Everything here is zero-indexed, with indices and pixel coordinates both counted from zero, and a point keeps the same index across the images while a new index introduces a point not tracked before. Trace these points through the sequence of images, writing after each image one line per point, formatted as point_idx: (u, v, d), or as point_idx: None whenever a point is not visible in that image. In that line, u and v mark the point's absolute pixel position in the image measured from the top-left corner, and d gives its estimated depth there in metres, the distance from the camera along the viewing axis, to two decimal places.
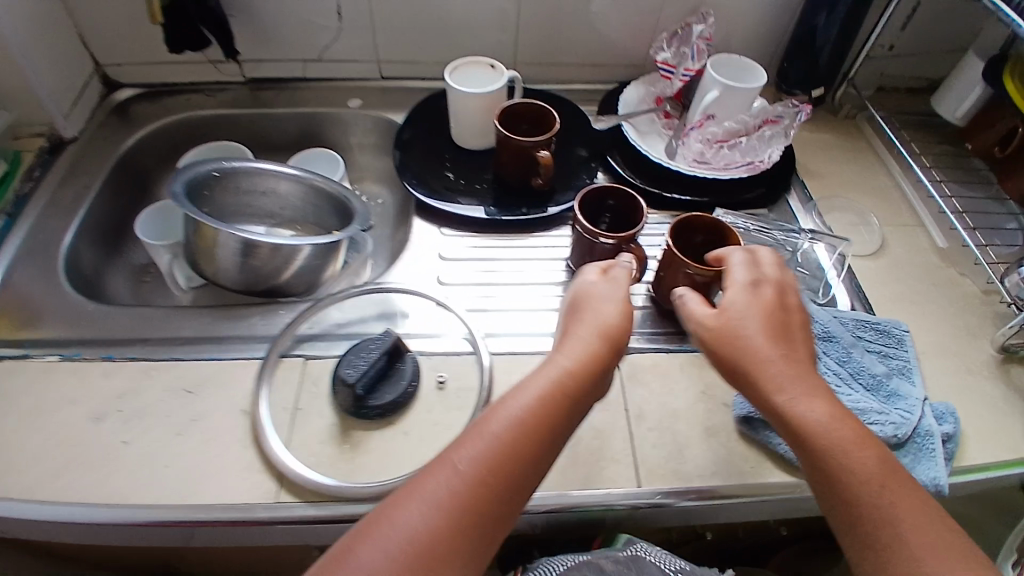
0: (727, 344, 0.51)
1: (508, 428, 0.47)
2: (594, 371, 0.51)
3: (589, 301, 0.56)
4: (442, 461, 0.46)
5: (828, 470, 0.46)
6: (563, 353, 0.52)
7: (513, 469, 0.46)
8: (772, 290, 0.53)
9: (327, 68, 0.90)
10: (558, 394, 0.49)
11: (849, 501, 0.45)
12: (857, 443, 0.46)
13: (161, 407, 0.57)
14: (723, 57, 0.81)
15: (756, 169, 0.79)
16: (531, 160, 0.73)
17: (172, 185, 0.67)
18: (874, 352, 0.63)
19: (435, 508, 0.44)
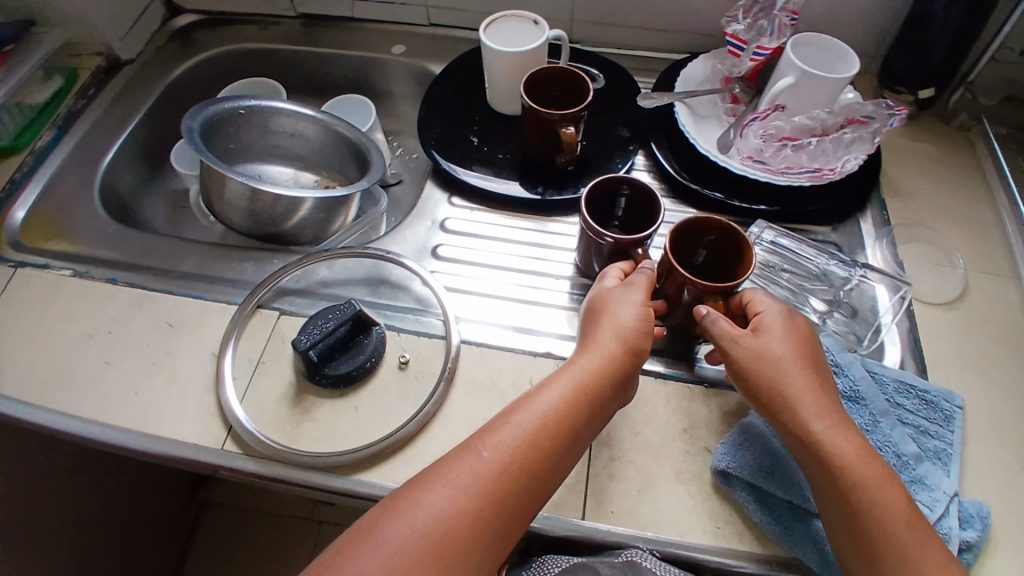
0: (765, 368, 0.48)
1: (542, 423, 0.46)
2: (615, 376, 0.49)
3: (609, 307, 0.52)
4: (468, 451, 0.45)
5: (857, 509, 0.44)
6: (593, 355, 0.50)
7: (540, 464, 0.45)
8: (800, 320, 0.52)
9: (375, 9, 0.86)
10: (588, 395, 0.48)
11: (873, 546, 0.43)
12: (884, 483, 0.45)
13: (142, 337, 0.58)
14: (813, 36, 0.67)
15: (822, 178, 0.67)
16: (555, 136, 0.66)
17: (189, 118, 0.67)
18: (909, 426, 0.55)
19: (465, 495, 0.43)
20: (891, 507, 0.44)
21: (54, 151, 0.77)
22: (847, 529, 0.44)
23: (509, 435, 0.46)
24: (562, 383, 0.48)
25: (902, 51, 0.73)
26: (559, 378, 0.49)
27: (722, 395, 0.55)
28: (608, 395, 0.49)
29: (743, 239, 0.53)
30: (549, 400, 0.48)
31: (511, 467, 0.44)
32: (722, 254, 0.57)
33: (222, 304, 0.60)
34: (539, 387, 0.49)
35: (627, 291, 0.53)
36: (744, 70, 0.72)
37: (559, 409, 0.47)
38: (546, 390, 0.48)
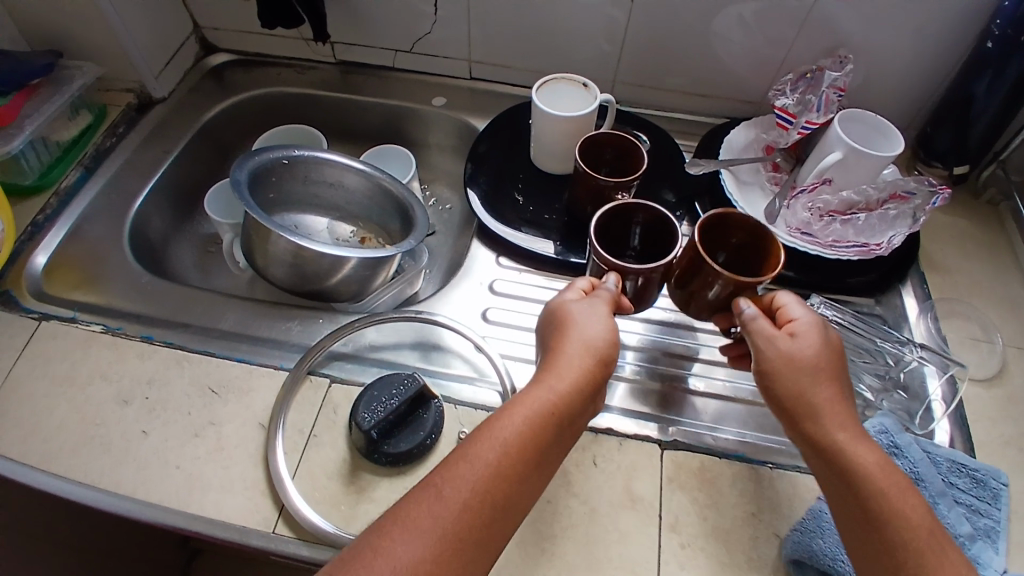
0: (784, 381, 0.47)
1: (507, 450, 0.42)
2: (576, 396, 0.46)
3: (574, 318, 0.49)
4: (431, 493, 0.41)
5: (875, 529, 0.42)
6: (553, 375, 0.46)
7: (506, 493, 0.42)
8: (831, 334, 0.49)
9: (418, 60, 0.86)
10: (557, 414, 0.45)
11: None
12: (898, 500, 0.42)
13: (183, 403, 0.56)
14: (859, 112, 0.68)
15: (869, 254, 0.67)
16: (608, 202, 0.66)
17: (235, 169, 0.65)
18: (963, 506, 0.55)
19: (432, 540, 0.39)
20: (909, 528, 0.41)
21: (83, 190, 0.74)
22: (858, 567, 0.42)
23: (471, 472, 0.41)
24: (523, 406, 0.44)
25: (941, 128, 0.76)
26: (516, 405, 0.44)
27: (785, 477, 0.55)
28: (574, 412, 0.46)
29: (770, 237, 0.52)
30: (509, 427, 0.43)
31: (475, 503, 0.40)
32: (745, 257, 0.56)
33: (270, 369, 0.57)
34: (498, 412, 0.44)
35: (591, 305, 0.49)
36: (790, 142, 0.73)
37: (519, 435, 0.43)
38: (504, 416, 0.44)
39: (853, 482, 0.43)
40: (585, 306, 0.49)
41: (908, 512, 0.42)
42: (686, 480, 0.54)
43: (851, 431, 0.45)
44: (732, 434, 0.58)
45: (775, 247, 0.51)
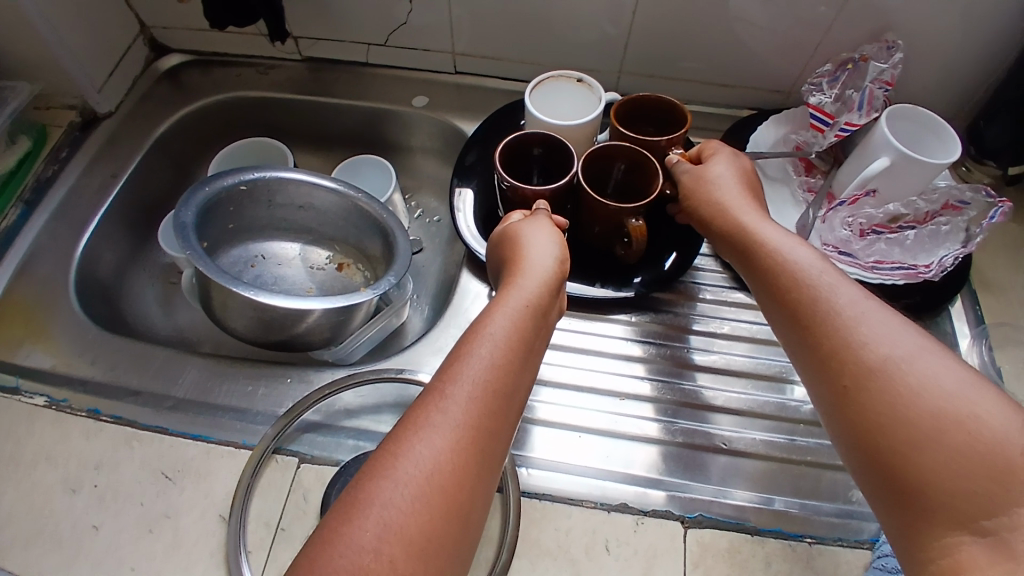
0: (705, 200, 0.53)
1: (511, 323, 0.40)
2: (556, 271, 0.45)
3: (528, 232, 0.49)
4: (439, 393, 0.36)
5: (810, 321, 0.41)
6: (529, 270, 0.44)
7: (508, 381, 0.37)
8: (743, 164, 0.55)
9: (394, 55, 0.76)
10: (543, 283, 0.43)
11: (836, 366, 0.39)
12: (812, 267, 0.44)
13: (135, 490, 0.49)
14: (909, 108, 0.59)
15: (916, 278, 0.58)
16: (619, 227, 0.57)
17: (181, 208, 0.57)
18: None
19: (449, 435, 0.34)
20: (836, 291, 0.42)
21: (24, 228, 0.66)
22: (818, 374, 0.40)
23: (470, 364, 0.37)
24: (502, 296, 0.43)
25: (998, 120, 0.65)
26: (492, 306, 0.41)
27: (826, 554, 0.48)
28: (551, 305, 0.44)
29: (677, 106, 0.58)
30: (501, 317, 0.40)
31: (484, 397, 0.36)
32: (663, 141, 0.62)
33: (231, 447, 0.51)
34: (488, 312, 0.41)
35: (537, 219, 0.51)
36: (826, 146, 0.64)
37: (508, 328, 0.39)
38: (494, 312, 0.41)
39: (772, 273, 0.45)
40: (534, 220, 0.50)
41: (821, 274, 0.43)
42: (712, 567, 0.47)
43: (754, 220, 0.49)
44: (745, 499, 0.51)
45: (685, 117, 0.58)
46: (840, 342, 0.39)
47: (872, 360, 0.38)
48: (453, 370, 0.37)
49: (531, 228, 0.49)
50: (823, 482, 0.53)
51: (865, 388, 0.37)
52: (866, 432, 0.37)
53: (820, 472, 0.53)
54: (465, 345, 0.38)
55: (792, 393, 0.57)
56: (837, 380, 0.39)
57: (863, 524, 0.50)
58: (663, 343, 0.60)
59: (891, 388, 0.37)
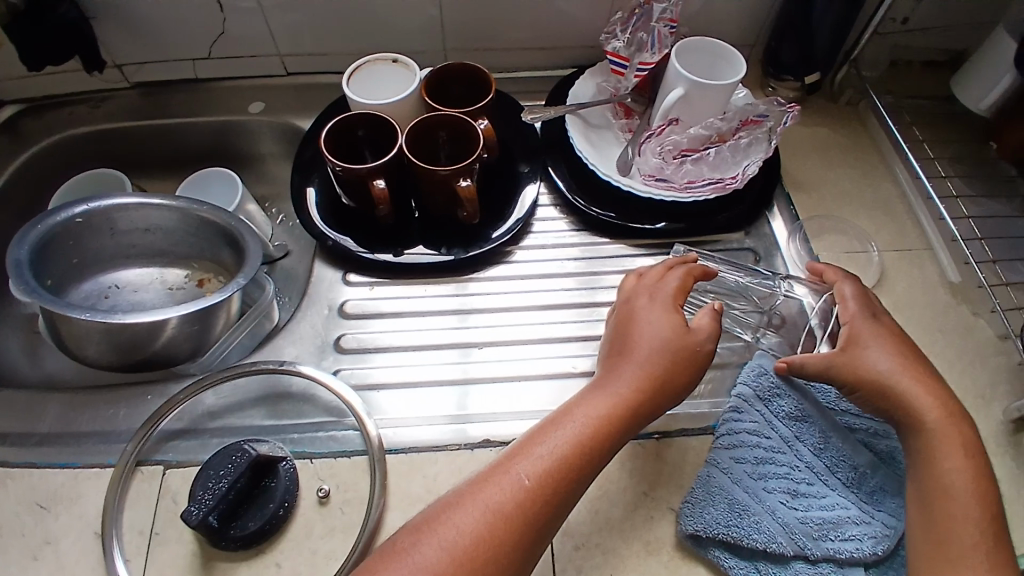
0: (868, 383, 0.50)
1: (585, 427, 0.46)
2: (654, 380, 0.48)
3: (638, 318, 0.52)
4: (503, 470, 0.44)
5: (941, 496, 0.46)
6: (636, 370, 0.49)
7: (566, 485, 0.44)
8: (887, 322, 0.54)
9: (222, 66, 0.76)
10: (642, 389, 0.48)
11: (945, 542, 0.45)
12: (961, 470, 0.47)
13: (8, 529, 0.49)
14: (698, 40, 0.65)
15: (725, 189, 0.64)
16: (452, 192, 0.60)
17: (11, 248, 0.56)
18: (857, 432, 0.52)
19: (490, 515, 0.41)
20: (958, 481, 0.46)
21: None
22: (923, 531, 0.46)
23: (540, 456, 0.44)
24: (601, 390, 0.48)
25: (782, 38, 0.73)
26: (582, 402, 0.47)
27: (673, 445, 0.53)
28: (642, 412, 0.48)
29: (481, 73, 0.63)
30: (579, 418, 0.46)
31: (537, 493, 0.42)
32: (469, 103, 0.66)
33: (96, 469, 0.51)
34: (576, 401, 0.48)
35: (657, 303, 0.52)
36: (632, 87, 0.70)
37: (584, 434, 0.45)
38: (577, 409, 0.47)
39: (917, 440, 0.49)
40: (641, 312, 0.52)
41: (965, 479, 0.46)
42: None
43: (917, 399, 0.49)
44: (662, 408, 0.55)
45: (490, 85, 0.63)
46: (959, 537, 0.45)
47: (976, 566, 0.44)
48: (526, 451, 0.45)
49: (645, 309, 0.52)
50: None
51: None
52: None
53: None
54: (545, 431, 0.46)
55: None
56: (941, 552, 0.44)
57: (704, 413, 0.56)
58: (516, 290, 0.63)
59: None
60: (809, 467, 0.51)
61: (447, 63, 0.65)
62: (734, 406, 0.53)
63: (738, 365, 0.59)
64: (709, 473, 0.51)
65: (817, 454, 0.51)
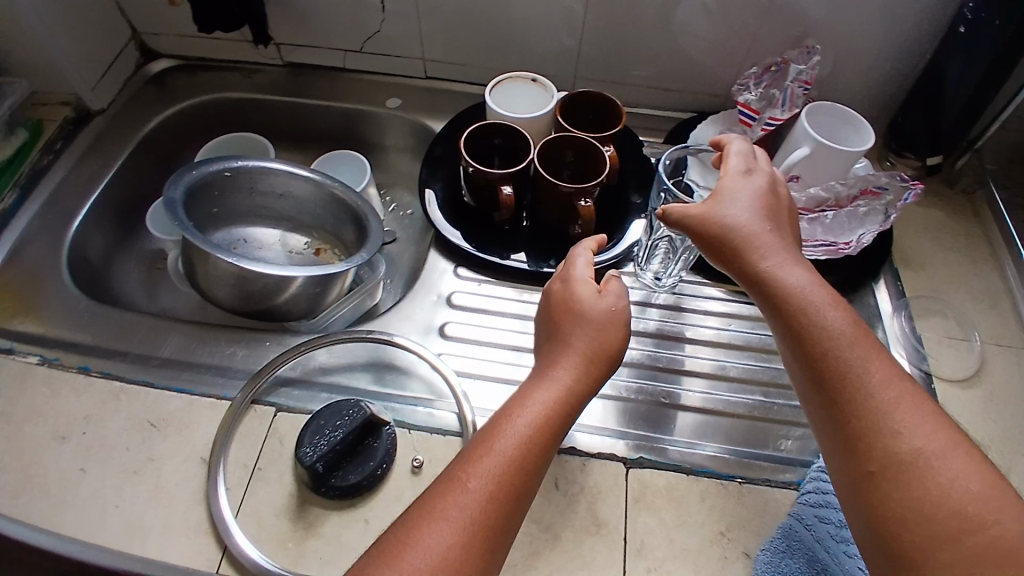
0: (722, 235, 0.49)
1: (532, 417, 0.43)
2: (591, 358, 0.47)
3: (567, 300, 0.50)
4: (453, 482, 0.40)
5: (831, 373, 0.42)
6: (566, 352, 0.47)
7: (521, 477, 0.41)
8: (763, 179, 0.52)
9: (369, 61, 0.83)
10: (579, 369, 0.46)
11: (858, 428, 0.40)
12: (842, 332, 0.43)
13: (124, 439, 0.53)
14: (827, 105, 0.67)
15: (836, 253, 0.65)
16: (571, 209, 0.63)
17: (169, 188, 0.62)
18: None
19: (462, 533, 0.38)
20: (830, 317, 0.43)
21: (17, 213, 0.70)
22: (834, 428, 0.41)
23: (492, 463, 0.41)
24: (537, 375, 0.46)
25: None
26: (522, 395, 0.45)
27: (755, 492, 0.53)
28: (581, 389, 0.46)
29: (614, 105, 0.66)
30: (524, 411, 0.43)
31: (499, 497, 0.40)
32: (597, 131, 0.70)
33: (212, 399, 0.55)
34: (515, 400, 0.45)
35: (581, 285, 0.50)
36: (756, 139, 0.71)
37: (536, 427, 0.43)
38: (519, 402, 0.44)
39: (795, 319, 0.44)
40: (570, 289, 0.51)
41: (848, 343, 0.42)
42: (651, 500, 0.52)
43: (774, 265, 0.46)
44: (715, 450, 0.57)
45: (620, 118, 0.66)
46: (871, 411, 0.40)
47: (907, 451, 0.39)
48: (472, 461, 0.41)
49: (568, 286, 0.51)
50: (756, 432, 0.58)
51: (883, 428, 0.40)
52: (869, 476, 0.39)
53: (754, 423, 0.59)
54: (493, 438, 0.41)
55: (731, 358, 0.63)
56: (866, 456, 0.39)
57: (790, 468, 0.56)
58: None
59: (912, 441, 0.39)
60: None
61: (583, 90, 0.68)
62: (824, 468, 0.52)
63: None
64: (795, 528, 0.49)
65: None
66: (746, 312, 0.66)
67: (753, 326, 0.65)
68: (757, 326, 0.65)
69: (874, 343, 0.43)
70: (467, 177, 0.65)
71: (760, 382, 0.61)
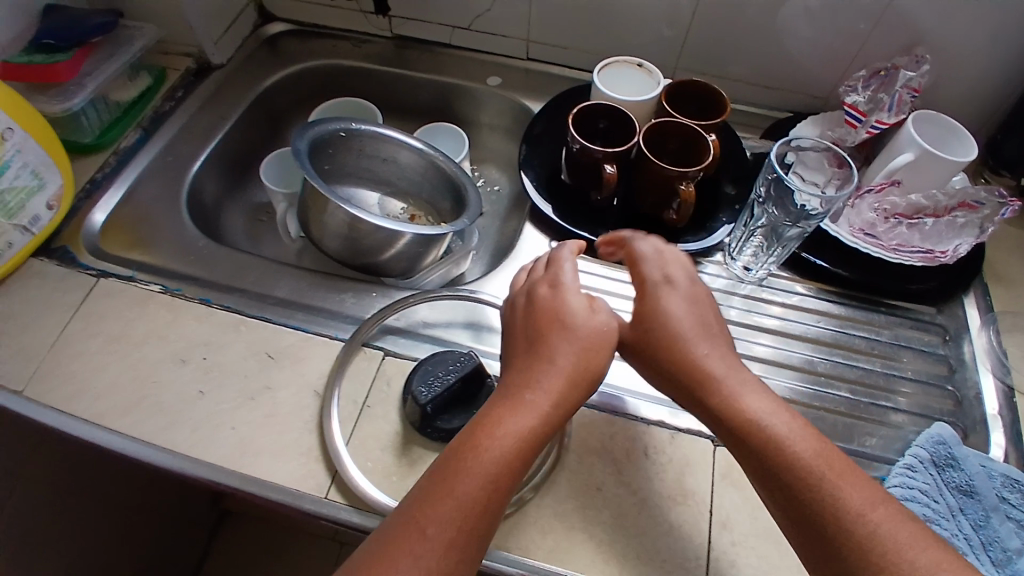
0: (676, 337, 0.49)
1: (502, 454, 0.42)
2: (574, 379, 0.46)
3: (546, 318, 0.49)
4: (413, 533, 0.40)
5: (801, 479, 0.42)
6: (548, 369, 0.46)
7: (487, 524, 0.41)
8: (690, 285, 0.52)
9: (473, 38, 0.86)
10: (561, 390, 0.46)
11: (836, 534, 0.40)
12: (806, 443, 0.44)
13: (241, 366, 0.57)
14: (934, 114, 0.67)
15: (933, 261, 0.65)
16: (671, 193, 0.64)
17: (295, 141, 0.66)
18: (1015, 522, 0.51)
19: None
20: (786, 430, 0.44)
21: (139, 152, 0.75)
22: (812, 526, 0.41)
23: (459, 503, 0.40)
24: (507, 406, 0.45)
25: (1010, 134, 0.73)
26: (487, 424, 0.44)
27: None
28: (556, 424, 0.45)
29: (720, 97, 0.67)
30: (494, 443, 0.43)
31: (464, 542, 0.40)
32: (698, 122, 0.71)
33: (325, 338, 0.59)
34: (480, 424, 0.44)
35: (566, 296, 0.50)
36: (858, 141, 0.72)
37: (506, 466, 0.42)
38: (488, 429, 0.43)
39: (755, 424, 0.45)
40: (558, 305, 0.50)
41: (815, 451, 0.43)
42: (736, 477, 0.54)
43: (732, 369, 0.47)
44: None
45: (725, 111, 0.67)
46: (851, 522, 0.40)
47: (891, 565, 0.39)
48: (438, 508, 0.40)
49: (552, 305, 0.50)
50: (840, 426, 0.59)
51: (874, 543, 0.40)
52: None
53: (840, 417, 0.59)
54: (456, 480, 0.41)
55: (817, 352, 0.64)
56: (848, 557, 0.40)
57: (873, 463, 0.57)
58: None
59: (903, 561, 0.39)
60: (966, 539, 0.50)
61: (689, 80, 0.69)
62: (908, 464, 0.55)
63: (910, 428, 0.60)
64: None
65: (972, 531, 0.51)
66: (834, 311, 0.67)
67: (842, 325, 0.66)
68: (847, 326, 0.66)
69: (837, 455, 0.44)
70: (570, 154, 0.68)
71: (848, 380, 0.62)
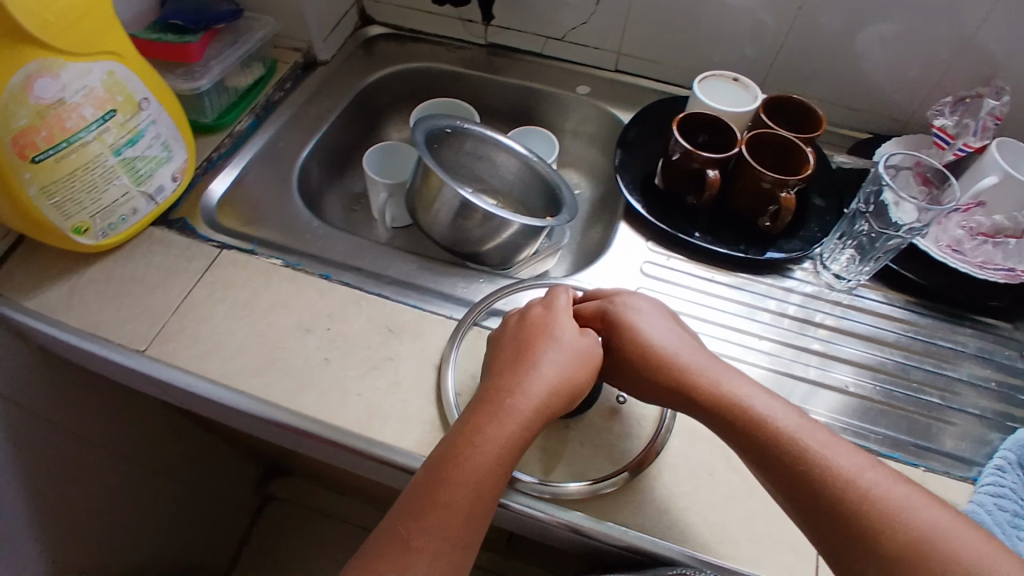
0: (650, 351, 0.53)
1: (485, 459, 0.46)
2: (559, 384, 0.50)
3: (524, 338, 0.53)
4: (407, 544, 0.43)
5: (789, 470, 0.45)
6: (530, 376, 0.50)
7: (482, 520, 0.45)
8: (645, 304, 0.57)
9: (565, 49, 0.90)
10: (541, 391, 0.49)
11: (831, 511, 0.43)
12: (791, 428, 0.47)
13: (364, 337, 0.60)
14: (1015, 141, 0.70)
15: (1015, 278, 0.69)
16: (768, 199, 0.68)
17: (412, 134, 0.69)
18: None
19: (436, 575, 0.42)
20: (764, 425, 0.47)
21: (252, 137, 0.79)
22: (810, 510, 0.44)
23: (447, 508, 0.44)
24: (488, 409, 0.48)
25: None
26: (467, 435, 0.47)
27: (935, 479, 0.57)
28: (541, 424, 0.49)
29: (815, 112, 0.71)
30: (474, 451, 0.46)
31: (459, 541, 0.43)
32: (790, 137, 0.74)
33: (441, 316, 0.62)
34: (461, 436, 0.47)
35: (548, 316, 0.55)
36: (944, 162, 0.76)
37: (489, 468, 0.45)
38: (470, 438, 0.47)
39: (735, 426, 0.48)
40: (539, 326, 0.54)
41: (799, 432, 0.46)
42: None
43: (706, 372, 0.51)
44: (891, 434, 0.60)
45: (821, 125, 0.70)
46: (840, 498, 0.43)
47: (888, 527, 0.42)
48: (430, 515, 0.44)
49: (531, 326, 0.54)
50: (930, 428, 0.61)
51: (868, 507, 0.42)
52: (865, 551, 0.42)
53: (932, 420, 0.62)
54: (440, 491, 0.44)
55: (902, 358, 0.66)
56: (848, 531, 0.42)
57: (964, 465, 0.59)
58: (783, 299, 0.70)
59: (900, 524, 0.42)
60: None
61: (784, 96, 0.73)
62: (998, 465, 0.57)
63: (994, 433, 0.62)
64: (976, 512, 0.53)
65: None
66: (915, 320, 0.69)
67: (925, 334, 0.68)
68: (932, 335, 0.68)
69: (818, 435, 0.47)
70: (670, 159, 0.71)
71: (935, 387, 0.64)
